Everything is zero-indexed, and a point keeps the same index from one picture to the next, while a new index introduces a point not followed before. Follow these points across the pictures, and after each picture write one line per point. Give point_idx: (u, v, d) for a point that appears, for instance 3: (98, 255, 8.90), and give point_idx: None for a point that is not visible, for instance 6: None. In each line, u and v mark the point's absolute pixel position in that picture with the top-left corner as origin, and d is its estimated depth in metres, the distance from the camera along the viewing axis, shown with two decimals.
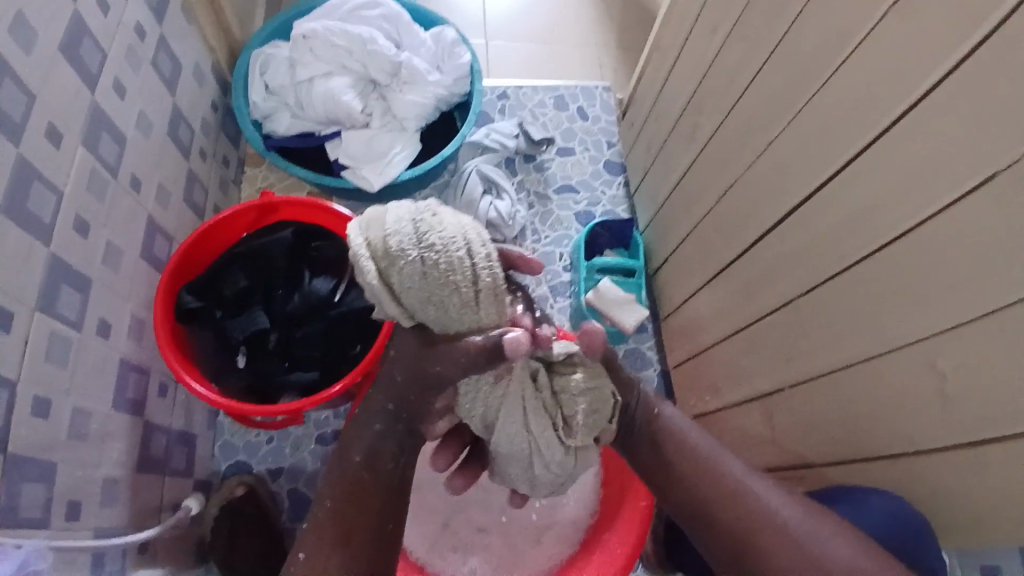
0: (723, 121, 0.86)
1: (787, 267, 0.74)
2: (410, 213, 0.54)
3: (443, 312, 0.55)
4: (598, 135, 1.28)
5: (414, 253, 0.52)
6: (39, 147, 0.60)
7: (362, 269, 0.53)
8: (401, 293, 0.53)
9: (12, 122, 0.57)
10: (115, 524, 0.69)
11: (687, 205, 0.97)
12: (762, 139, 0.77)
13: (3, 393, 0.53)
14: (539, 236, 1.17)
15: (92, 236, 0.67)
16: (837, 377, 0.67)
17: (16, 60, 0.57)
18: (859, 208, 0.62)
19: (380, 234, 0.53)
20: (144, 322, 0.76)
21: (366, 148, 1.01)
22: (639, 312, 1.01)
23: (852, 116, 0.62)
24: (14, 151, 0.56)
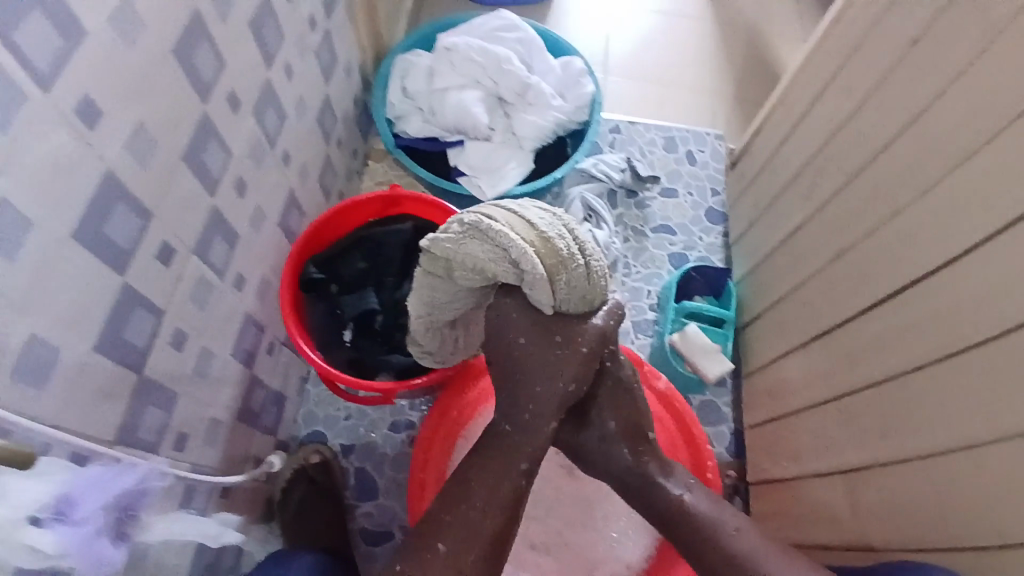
0: (845, 186, 0.85)
1: (893, 343, 0.73)
2: (557, 218, 0.60)
3: (585, 307, 0.61)
4: (705, 181, 1.28)
5: (579, 254, 0.59)
6: (219, 111, 0.63)
7: (536, 263, 0.57)
8: (562, 290, 0.59)
9: (201, 80, 0.59)
10: (209, 463, 0.74)
11: (792, 265, 0.97)
12: (886, 210, 0.76)
13: (151, 322, 0.57)
14: (631, 270, 1.18)
15: (246, 197, 0.73)
16: (933, 463, 0.65)
17: (212, 24, 0.59)
18: (987, 293, 0.60)
19: (539, 233, 0.58)
20: (268, 284, 0.82)
21: (484, 159, 1.06)
22: (723, 364, 1.02)
23: (997, 199, 0.60)
24: (200, 109, 0.60)
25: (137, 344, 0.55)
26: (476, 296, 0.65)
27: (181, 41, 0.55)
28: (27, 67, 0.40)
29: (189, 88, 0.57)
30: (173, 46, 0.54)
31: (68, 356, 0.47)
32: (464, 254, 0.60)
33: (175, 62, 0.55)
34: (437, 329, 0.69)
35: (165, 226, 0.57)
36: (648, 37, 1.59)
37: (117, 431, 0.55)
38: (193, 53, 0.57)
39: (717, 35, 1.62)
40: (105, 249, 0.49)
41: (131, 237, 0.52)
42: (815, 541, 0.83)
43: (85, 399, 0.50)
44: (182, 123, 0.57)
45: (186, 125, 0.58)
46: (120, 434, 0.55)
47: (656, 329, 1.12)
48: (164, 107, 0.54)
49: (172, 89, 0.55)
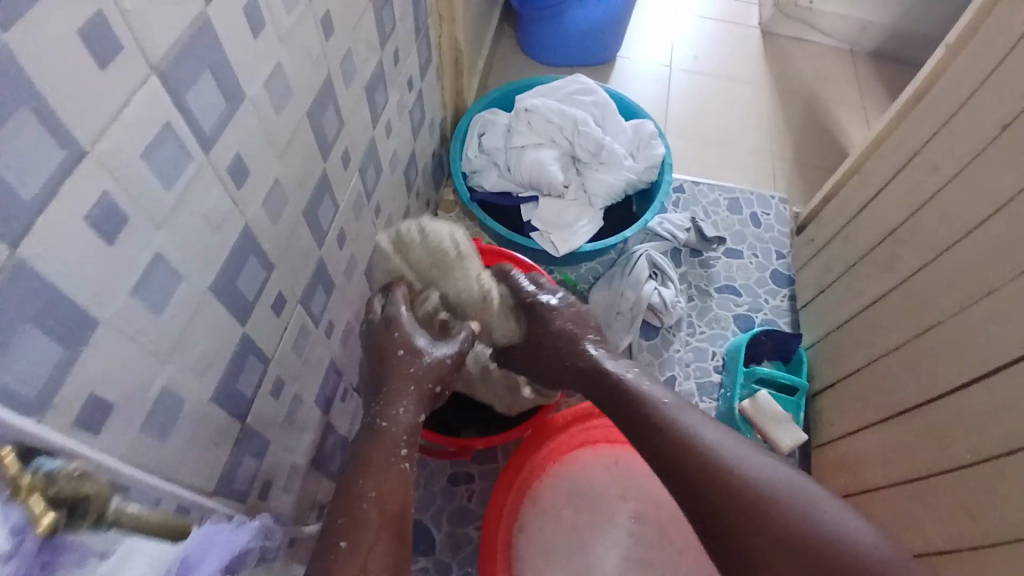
0: (932, 262, 0.84)
1: (988, 426, 0.71)
2: (412, 219, 0.75)
3: (443, 275, 0.74)
4: (770, 244, 1.28)
5: (417, 236, 0.73)
6: (334, 168, 0.67)
7: (385, 255, 0.74)
8: (420, 272, 0.75)
9: (325, 141, 0.63)
10: (286, 509, 0.74)
11: (869, 335, 0.96)
12: (979, 291, 0.76)
13: (258, 370, 0.59)
14: (694, 330, 1.17)
15: (344, 248, 0.76)
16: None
17: (338, 91, 0.63)
18: None
19: (389, 235, 0.75)
20: (351, 330, 0.85)
21: (556, 215, 1.08)
22: (798, 435, 0.99)
23: None
24: (321, 167, 0.63)
25: (245, 395, 0.57)
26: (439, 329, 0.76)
27: (316, 103, 0.59)
28: (197, 133, 0.42)
29: (315, 149, 0.61)
30: (310, 107, 0.58)
31: (194, 405, 0.49)
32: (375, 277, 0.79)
33: (309, 128, 0.58)
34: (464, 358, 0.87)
35: (281, 277, 0.59)
36: (708, 101, 1.63)
37: (218, 480, 0.56)
38: (322, 117, 0.61)
39: (776, 102, 1.65)
40: (234, 303, 0.52)
41: (255, 289, 0.54)
42: None
43: (200, 446, 0.51)
44: (305, 181, 0.60)
45: (309, 183, 0.61)
46: (221, 479, 0.56)
47: (721, 392, 1.10)
48: (296, 168, 0.57)
49: (304, 150, 0.58)
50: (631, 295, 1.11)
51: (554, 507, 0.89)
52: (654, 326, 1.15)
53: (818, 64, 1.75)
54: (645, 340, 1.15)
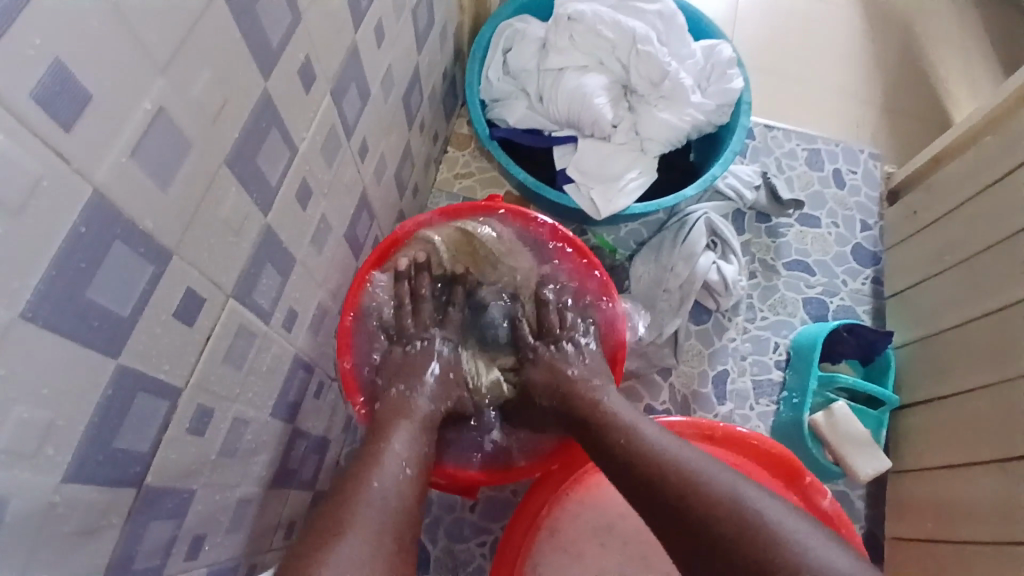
0: None
1: None
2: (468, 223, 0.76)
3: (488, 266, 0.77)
4: (854, 211, 1.04)
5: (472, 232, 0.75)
6: (287, 89, 0.44)
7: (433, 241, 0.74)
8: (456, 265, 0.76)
9: (267, 46, 0.39)
10: (232, 553, 0.56)
11: (995, 350, 0.75)
12: None
13: (163, 407, 0.39)
14: (755, 314, 0.95)
15: (311, 207, 0.54)
16: None
17: None
18: None
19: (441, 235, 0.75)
20: (325, 312, 0.63)
21: (600, 164, 0.84)
22: (881, 462, 0.81)
23: None
24: (261, 87, 0.40)
25: (139, 449, 0.37)
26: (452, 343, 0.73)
27: None
28: None
29: (246, 60, 0.37)
30: None
31: (17, 500, 0.29)
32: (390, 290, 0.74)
33: (235, 26, 0.35)
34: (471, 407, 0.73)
35: (194, 265, 0.38)
36: (786, 21, 1.32)
37: (105, 571, 0.38)
38: (257, 3, 0.37)
39: (866, 28, 1.34)
40: (89, 328, 0.31)
41: (136, 296, 0.33)
42: None
43: (45, 548, 0.33)
44: (227, 111, 0.37)
45: (236, 113, 0.38)
46: (104, 571, 0.38)
47: (783, 394, 0.90)
48: (209, 94, 0.35)
49: (221, 62, 0.35)
50: (683, 270, 0.88)
51: (580, 539, 0.73)
52: (708, 307, 0.94)
53: None
54: (694, 324, 0.94)
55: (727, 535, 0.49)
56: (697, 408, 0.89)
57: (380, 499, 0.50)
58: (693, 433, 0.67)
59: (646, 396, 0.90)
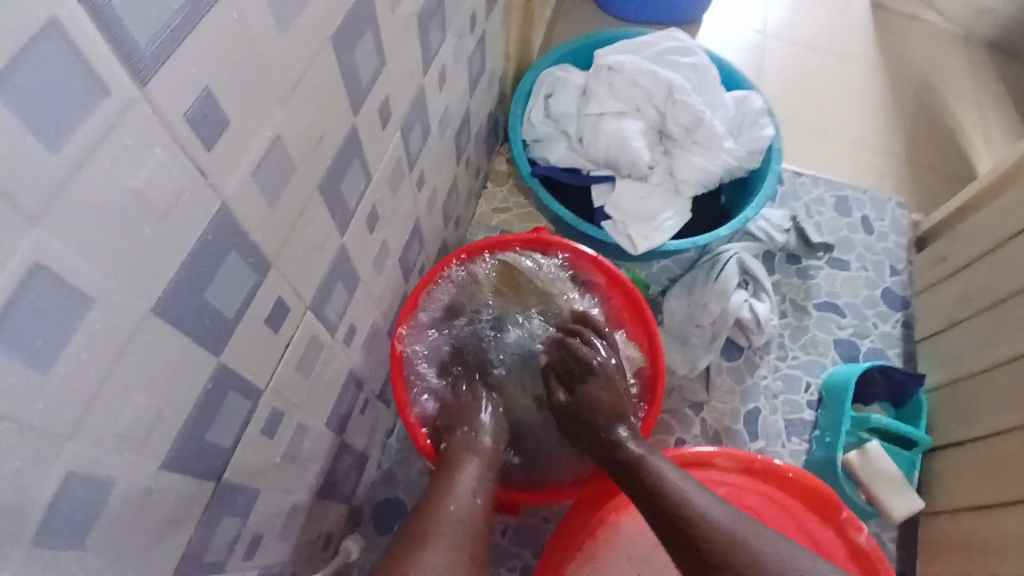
0: None
1: None
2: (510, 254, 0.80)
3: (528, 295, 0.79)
4: (882, 256, 1.06)
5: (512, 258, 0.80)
6: (369, 125, 0.48)
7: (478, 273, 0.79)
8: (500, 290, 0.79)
9: (358, 86, 0.44)
10: (279, 559, 0.58)
11: (1022, 394, 0.76)
12: None
13: (245, 407, 0.42)
14: (786, 353, 0.96)
15: (375, 232, 0.58)
16: None
17: (381, 12, 0.44)
18: None
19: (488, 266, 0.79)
20: (377, 333, 0.67)
21: (637, 203, 0.87)
22: (914, 502, 0.80)
23: None
24: (350, 123, 0.45)
25: (223, 444, 0.41)
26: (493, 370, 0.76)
27: (349, 23, 0.40)
28: (124, 51, 0.24)
29: (342, 98, 0.42)
30: (338, 28, 0.39)
31: (127, 476, 0.33)
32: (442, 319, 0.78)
33: (336, 67, 0.40)
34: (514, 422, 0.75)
35: (283, 276, 0.42)
36: (811, 75, 1.38)
37: (182, 557, 0.40)
38: (354, 49, 0.42)
39: (891, 83, 1.39)
40: (202, 326, 0.34)
41: (240, 301, 0.37)
42: None
43: (144, 527, 0.35)
44: (324, 142, 0.41)
45: (330, 145, 0.42)
46: (182, 559, 0.40)
47: (815, 433, 0.90)
48: (312, 126, 0.39)
49: (322, 99, 0.40)
50: (715, 307, 0.90)
51: (613, 569, 0.73)
52: (739, 345, 0.95)
53: (945, 42, 1.47)
54: (725, 361, 0.95)
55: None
56: (728, 444, 0.90)
57: (454, 525, 0.53)
58: (732, 464, 0.68)
59: (677, 429, 0.90)
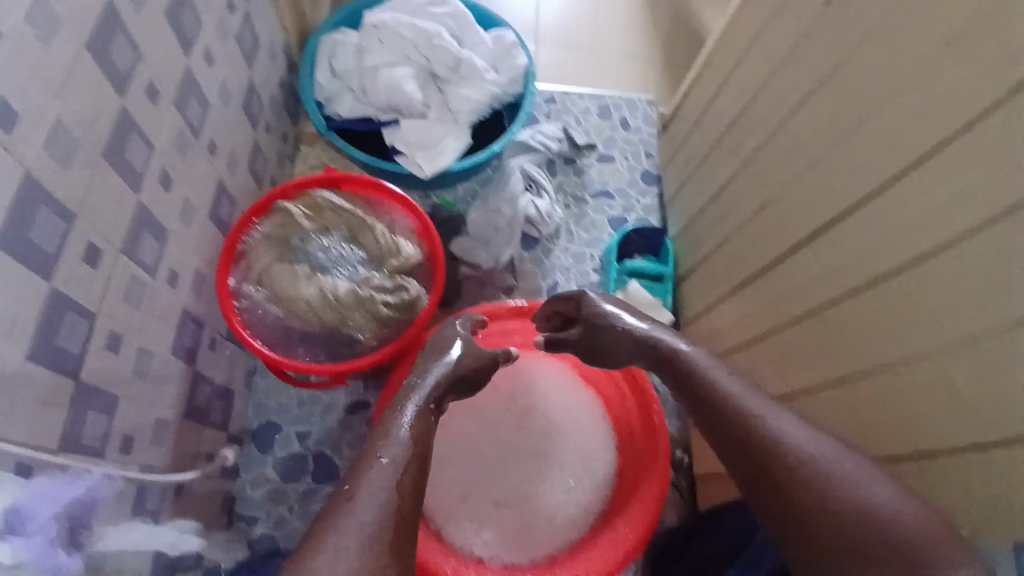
0: (762, 145, 0.88)
1: (802, 290, 0.77)
2: (315, 197, 0.88)
3: (340, 225, 0.88)
4: (639, 145, 1.32)
5: (318, 198, 0.88)
6: (139, 104, 0.62)
7: (291, 209, 0.85)
8: (313, 226, 0.86)
9: (119, 74, 0.58)
10: (159, 462, 0.75)
11: (716, 223, 1.02)
12: (790, 173, 0.80)
13: (85, 324, 0.57)
14: (573, 236, 1.21)
15: (173, 191, 0.74)
16: (850, 389, 0.68)
17: (127, 15, 0.58)
18: (880, 236, 0.64)
19: (302, 204, 0.87)
20: (205, 278, 0.83)
21: (421, 136, 1.06)
22: (662, 316, 1.06)
23: (890, 151, 0.63)
24: (120, 104, 0.59)
25: (72, 350, 0.55)
26: (323, 292, 0.81)
27: (98, 30, 0.54)
28: None
29: (107, 85, 0.56)
30: (89, 34, 0.53)
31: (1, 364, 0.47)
32: (266, 257, 0.83)
33: (93, 62, 0.54)
34: (355, 329, 0.83)
35: (91, 223, 0.56)
36: None
37: (59, 438, 0.55)
38: (109, 46, 0.56)
39: None
40: (33, 257, 0.49)
41: (57, 240, 0.51)
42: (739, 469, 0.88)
43: (25, 408, 0.50)
44: (101, 119, 0.56)
45: (107, 121, 0.57)
46: (60, 442, 0.55)
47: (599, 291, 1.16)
48: (87, 108, 0.54)
49: (90, 88, 0.54)
50: (507, 210, 1.11)
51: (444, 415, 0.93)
52: (533, 238, 1.17)
53: None
54: (526, 252, 1.17)
55: (827, 507, 0.54)
56: None
57: (385, 464, 0.60)
58: (510, 312, 0.92)
59: None
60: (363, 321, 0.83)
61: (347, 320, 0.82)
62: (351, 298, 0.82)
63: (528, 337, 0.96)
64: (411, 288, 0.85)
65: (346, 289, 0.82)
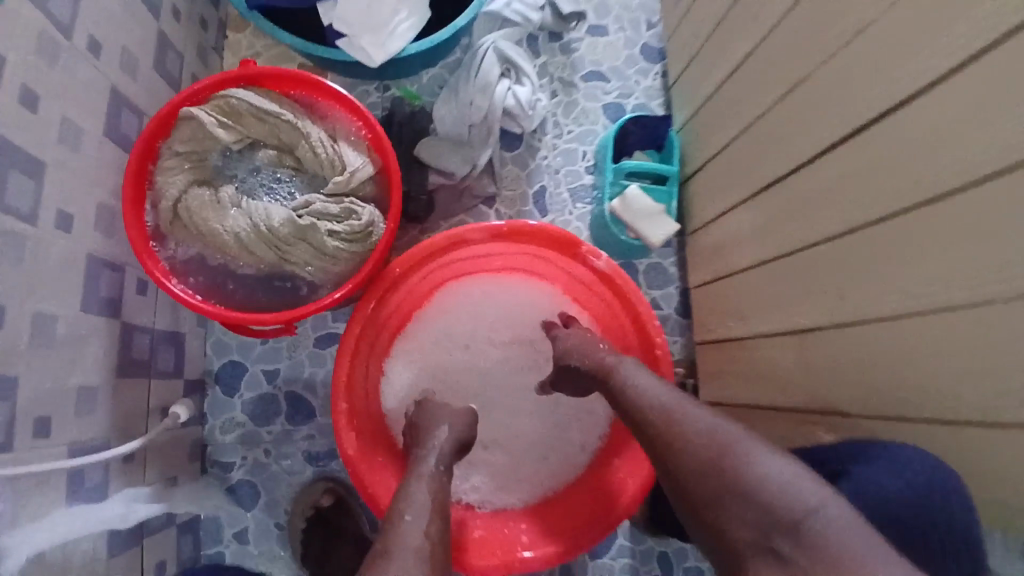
0: (782, 22, 0.70)
1: (829, 206, 0.64)
2: (228, 96, 0.70)
3: (268, 133, 0.72)
4: (639, 12, 1.09)
5: (231, 97, 0.70)
6: None
7: (197, 114, 0.68)
8: (232, 137, 0.70)
9: None
10: (95, 433, 0.64)
11: (721, 115, 0.85)
12: (817, 59, 0.64)
13: None
14: (561, 130, 1.03)
15: (43, 111, 0.58)
16: (892, 330, 0.58)
17: None
18: (943, 136, 0.50)
19: (212, 107, 0.70)
20: (115, 213, 0.68)
21: (365, 12, 0.84)
22: (669, 227, 0.92)
23: (959, 23, 0.48)
24: None
25: None
26: (252, 225, 0.67)
27: None
28: None
29: None
30: None
31: None
32: (177, 180, 0.68)
33: None
34: (300, 266, 0.69)
35: None
36: None
37: None
38: None
39: None
40: None
41: None
42: (750, 401, 0.80)
43: None
44: None
45: None
46: None
47: (594, 194, 1.01)
48: None
49: None
50: (481, 103, 0.92)
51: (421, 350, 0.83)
52: (516, 133, 1.00)
53: None
54: (507, 152, 1.02)
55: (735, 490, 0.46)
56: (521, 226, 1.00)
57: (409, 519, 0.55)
58: (482, 235, 0.76)
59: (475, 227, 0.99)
60: (308, 257, 0.69)
61: (288, 256, 0.68)
62: (287, 230, 0.67)
63: (507, 258, 0.82)
64: (361, 212, 0.70)
65: (282, 219, 0.67)
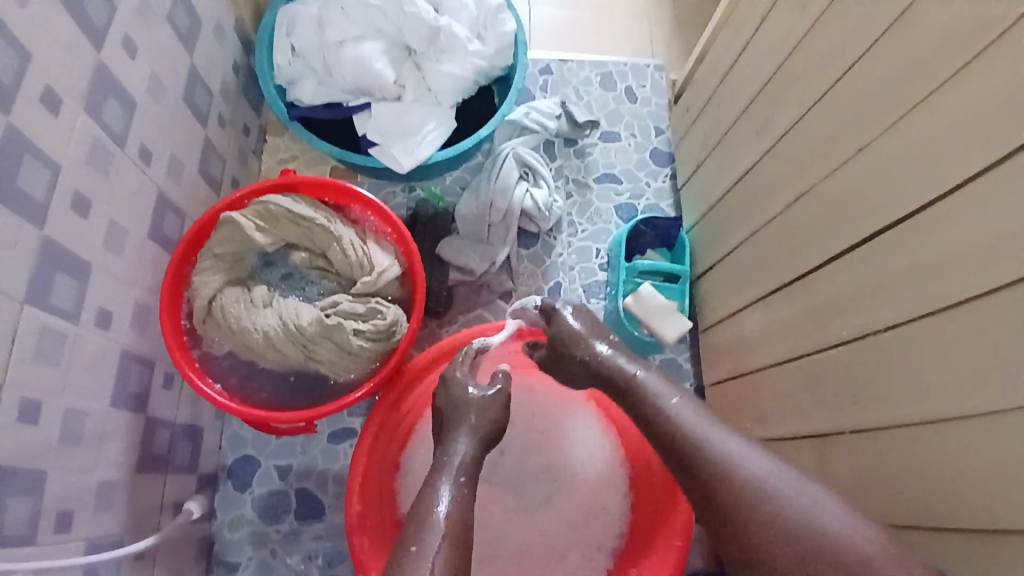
0: (792, 129, 0.75)
1: (847, 308, 0.66)
2: (265, 203, 0.74)
3: (301, 237, 0.76)
4: (648, 119, 1.17)
5: (268, 203, 0.74)
6: (35, 116, 0.53)
7: (238, 219, 0.71)
8: (267, 241, 0.74)
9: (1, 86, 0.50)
10: (110, 530, 0.64)
11: (735, 216, 0.88)
12: (825, 169, 0.69)
13: None
14: (576, 229, 1.08)
15: (94, 216, 0.62)
16: (916, 440, 0.58)
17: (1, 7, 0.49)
18: (957, 246, 0.53)
19: (251, 213, 0.73)
20: (149, 309, 0.71)
21: (396, 121, 0.92)
22: (683, 324, 0.94)
23: (960, 145, 0.52)
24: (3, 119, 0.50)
25: None
26: (281, 325, 0.70)
27: None
28: None
29: None
30: None
31: None
32: (213, 283, 0.72)
33: None
34: (326, 364, 0.71)
35: None
36: None
37: None
38: None
39: None
40: None
41: None
42: None
43: None
44: None
45: None
46: None
47: (609, 291, 1.03)
48: None
49: None
50: (501, 203, 0.97)
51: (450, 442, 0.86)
52: (532, 232, 1.05)
53: None
54: (524, 249, 1.05)
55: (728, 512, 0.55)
56: None
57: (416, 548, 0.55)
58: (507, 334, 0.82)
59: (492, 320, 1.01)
60: (334, 355, 0.71)
61: (314, 355, 0.71)
62: (315, 331, 0.70)
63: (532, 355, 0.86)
64: (387, 311, 0.72)
65: (310, 319, 0.70)
